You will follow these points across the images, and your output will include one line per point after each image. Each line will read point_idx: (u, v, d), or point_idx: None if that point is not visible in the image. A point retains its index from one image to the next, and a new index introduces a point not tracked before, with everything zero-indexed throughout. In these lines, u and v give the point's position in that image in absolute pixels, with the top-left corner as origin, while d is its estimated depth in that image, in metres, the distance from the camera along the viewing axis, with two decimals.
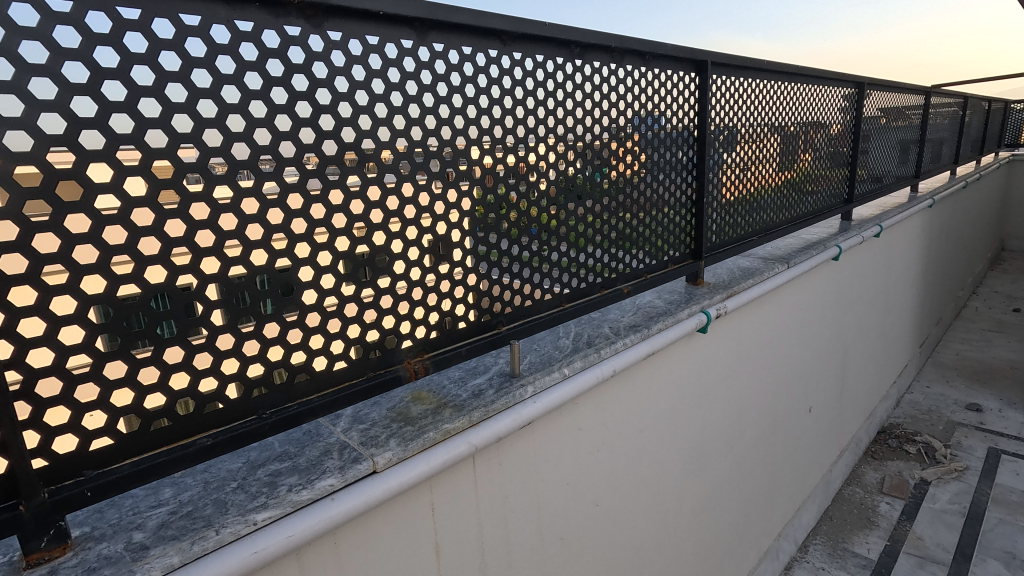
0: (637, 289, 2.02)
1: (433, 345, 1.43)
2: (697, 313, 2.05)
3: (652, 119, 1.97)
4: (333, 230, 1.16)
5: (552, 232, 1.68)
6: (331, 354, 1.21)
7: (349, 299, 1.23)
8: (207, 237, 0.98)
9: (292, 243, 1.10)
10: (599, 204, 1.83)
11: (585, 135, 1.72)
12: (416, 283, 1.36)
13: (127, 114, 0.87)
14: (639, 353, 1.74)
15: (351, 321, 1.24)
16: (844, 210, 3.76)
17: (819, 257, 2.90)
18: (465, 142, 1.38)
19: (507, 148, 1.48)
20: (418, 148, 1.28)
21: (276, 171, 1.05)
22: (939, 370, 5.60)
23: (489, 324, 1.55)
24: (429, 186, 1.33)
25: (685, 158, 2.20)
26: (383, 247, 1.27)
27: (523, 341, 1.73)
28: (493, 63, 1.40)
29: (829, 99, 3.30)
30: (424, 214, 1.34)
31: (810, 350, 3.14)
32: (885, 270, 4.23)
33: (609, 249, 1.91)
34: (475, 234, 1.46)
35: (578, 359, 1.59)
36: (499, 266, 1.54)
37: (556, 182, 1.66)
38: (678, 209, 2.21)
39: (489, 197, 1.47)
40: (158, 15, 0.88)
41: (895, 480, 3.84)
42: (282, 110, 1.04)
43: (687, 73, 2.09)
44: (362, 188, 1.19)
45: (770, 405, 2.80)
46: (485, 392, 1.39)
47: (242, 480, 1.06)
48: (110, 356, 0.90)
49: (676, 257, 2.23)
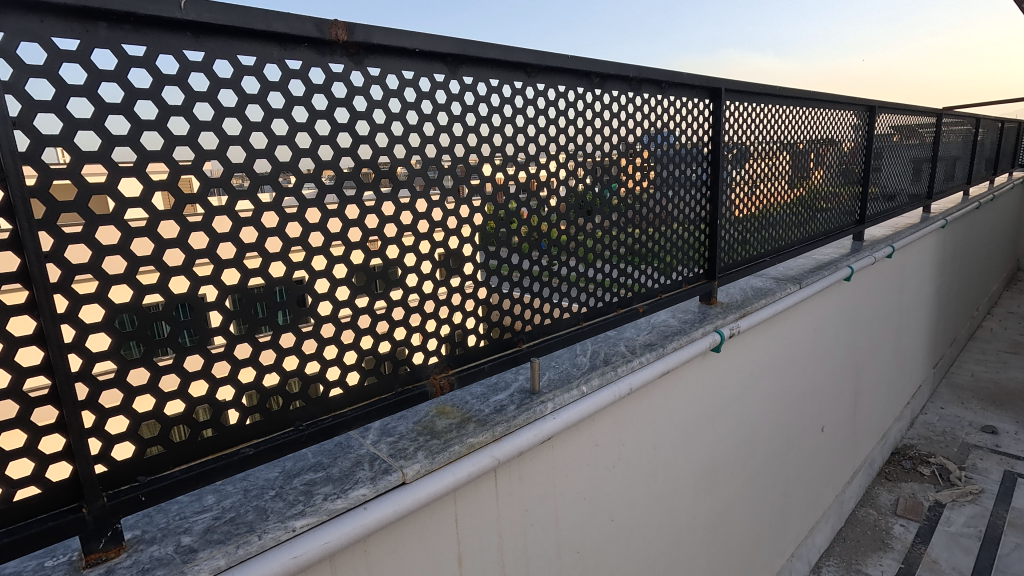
0: (652, 308, 2.07)
1: (457, 361, 1.48)
2: (711, 332, 2.10)
3: (662, 137, 2.01)
4: (367, 252, 1.23)
5: (562, 246, 1.72)
6: (364, 369, 1.28)
7: (381, 317, 1.30)
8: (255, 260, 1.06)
9: (329, 263, 1.17)
10: (611, 219, 1.88)
11: (603, 157, 1.79)
12: (443, 302, 1.43)
13: (189, 147, 0.94)
14: (654, 371, 1.78)
15: (382, 337, 1.31)
16: (857, 230, 3.78)
17: (831, 277, 2.94)
18: (491, 169, 1.45)
19: (530, 171, 1.56)
20: (447, 175, 1.35)
21: (317, 198, 1.12)
22: (953, 391, 5.55)
23: (510, 342, 1.61)
24: (456, 210, 1.40)
25: (698, 181, 2.26)
26: (413, 268, 1.34)
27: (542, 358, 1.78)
28: (517, 94, 1.47)
29: (840, 121, 3.35)
30: (451, 237, 1.41)
31: (823, 368, 3.15)
32: (898, 290, 4.23)
33: (618, 263, 1.94)
34: (501, 252, 1.53)
35: (596, 377, 1.64)
36: (520, 286, 1.61)
37: (572, 205, 1.72)
38: (687, 225, 2.25)
39: (518, 215, 1.56)
40: (219, 56, 0.96)
41: (910, 502, 3.81)
42: (325, 140, 1.12)
43: (701, 99, 2.16)
44: (395, 212, 1.27)
45: (783, 424, 2.81)
46: (507, 408, 1.44)
47: (279, 488, 1.12)
48: (165, 369, 0.97)
49: (689, 276, 2.28)
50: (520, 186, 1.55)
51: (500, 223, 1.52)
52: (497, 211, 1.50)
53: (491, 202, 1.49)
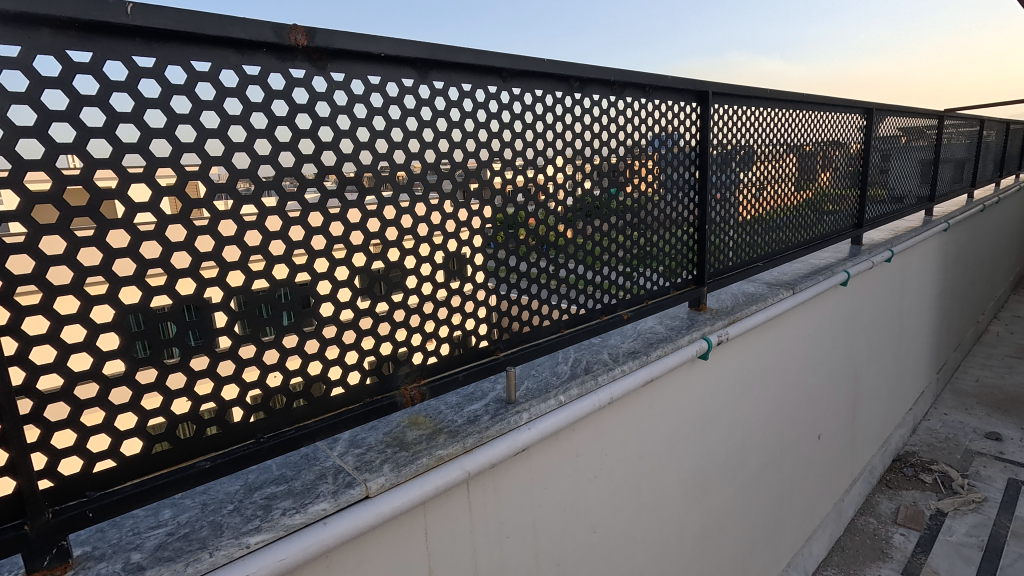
0: (637, 315, 2.02)
1: (431, 371, 1.45)
2: (698, 339, 2.06)
3: (665, 139, 2.03)
4: (332, 260, 1.20)
5: (561, 249, 1.72)
6: (328, 378, 1.24)
7: (349, 327, 1.26)
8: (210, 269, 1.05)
9: (291, 273, 1.14)
10: (595, 222, 1.82)
11: (600, 161, 1.79)
12: (415, 311, 1.39)
13: (140, 154, 0.92)
14: (637, 380, 1.75)
15: (348, 347, 1.27)
16: (854, 235, 3.70)
17: (824, 283, 2.90)
18: (466, 175, 1.42)
19: (516, 169, 1.53)
20: (418, 181, 1.32)
21: (278, 205, 1.10)
22: (957, 396, 5.46)
23: (487, 351, 1.58)
24: (428, 217, 1.36)
25: (687, 184, 2.20)
26: (382, 276, 1.31)
27: (521, 366, 1.75)
28: (492, 98, 1.44)
29: (841, 124, 3.27)
30: (423, 243, 1.37)
31: (819, 375, 3.10)
32: (898, 294, 4.16)
33: (619, 267, 1.94)
34: (486, 251, 1.52)
35: (575, 386, 1.61)
36: (496, 294, 1.57)
37: (554, 209, 1.68)
38: (680, 228, 2.20)
39: (499, 216, 1.53)
40: (171, 63, 0.94)
41: (911, 510, 3.74)
42: (286, 147, 1.10)
43: (688, 103, 2.11)
44: (362, 219, 1.23)
45: (777, 432, 2.76)
46: (480, 418, 1.41)
47: (238, 502, 1.10)
48: (115, 381, 0.95)
49: (679, 282, 2.24)
50: (505, 184, 1.52)
51: (485, 222, 1.50)
52: (481, 210, 1.48)
53: (473, 203, 1.46)
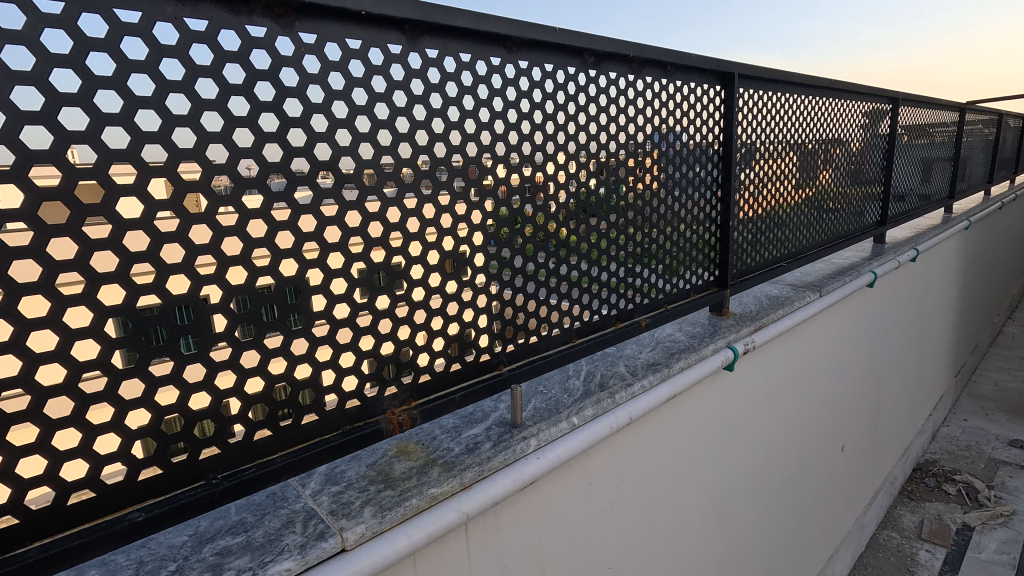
0: (656, 322, 1.81)
1: (423, 391, 1.24)
2: (723, 348, 1.86)
3: (675, 135, 1.78)
4: (302, 262, 0.98)
5: (571, 248, 1.51)
6: (296, 404, 1.03)
7: (323, 341, 1.04)
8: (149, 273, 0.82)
9: (251, 277, 0.91)
10: (610, 219, 1.62)
11: (618, 152, 1.59)
12: (403, 322, 1.17)
13: (44, 127, 0.69)
14: (658, 398, 1.54)
15: (322, 366, 1.05)
16: (877, 233, 3.50)
17: (850, 285, 2.70)
18: (464, 161, 1.20)
19: (522, 157, 1.32)
20: (407, 168, 1.10)
21: (234, 195, 0.87)
22: (976, 401, 5.26)
23: (489, 366, 1.37)
24: (420, 210, 1.14)
25: (709, 178, 1.99)
26: (363, 281, 1.08)
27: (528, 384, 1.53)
28: (495, 72, 1.23)
29: (859, 115, 3.08)
30: (413, 242, 1.15)
31: (843, 383, 2.89)
32: (920, 296, 3.96)
33: (625, 263, 1.70)
34: (487, 250, 1.30)
35: (590, 406, 1.40)
36: (499, 301, 1.36)
37: (565, 203, 1.47)
38: (701, 226, 2.00)
39: (501, 210, 1.31)
40: (86, 10, 0.71)
41: (936, 524, 3.54)
42: (243, 123, 0.87)
43: (711, 86, 1.90)
44: (339, 212, 1.01)
45: (801, 446, 2.56)
46: (481, 446, 1.21)
47: (183, 561, 0.89)
48: (16, 417, 0.73)
49: (699, 284, 2.03)
50: (510, 173, 1.30)
51: (486, 217, 1.28)
52: (481, 204, 1.26)
53: (472, 195, 1.25)
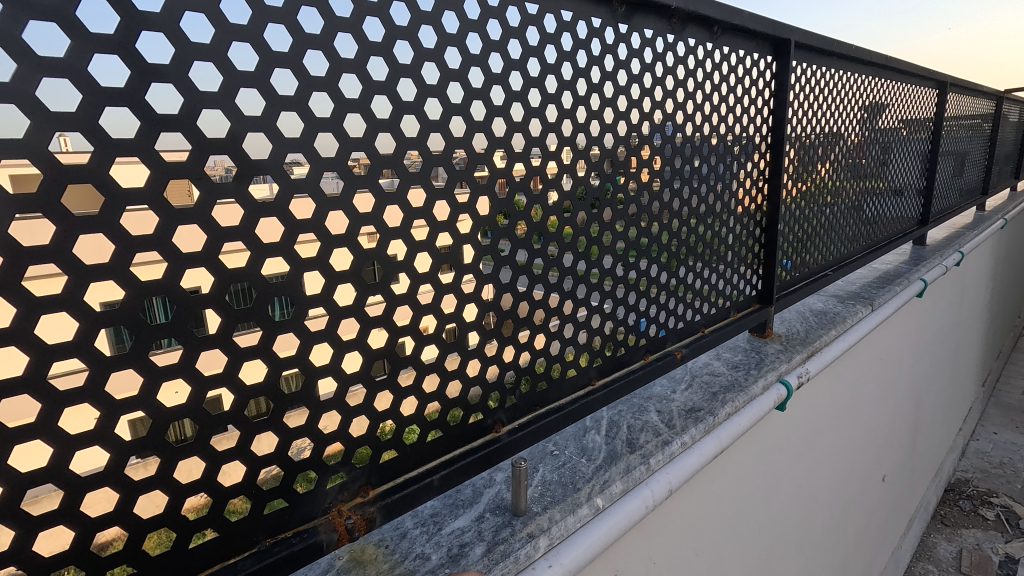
0: (692, 352, 1.46)
1: (386, 475, 0.87)
2: (774, 382, 1.49)
3: (717, 118, 1.41)
4: (186, 302, 0.62)
5: (565, 243, 1.07)
6: (180, 522, 0.66)
7: (226, 420, 0.68)
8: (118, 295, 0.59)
9: (90, 326, 0.56)
10: (627, 211, 1.21)
11: (653, 137, 1.23)
12: (356, 380, 0.80)
13: None
14: (703, 459, 1.17)
15: (226, 459, 0.69)
16: (917, 234, 3.17)
17: (902, 295, 2.34)
18: (445, 146, 0.84)
19: (530, 140, 0.96)
20: (360, 152, 0.74)
21: (48, 194, 0.52)
22: (1004, 412, 4.94)
23: (483, 428, 1.01)
24: (379, 214, 0.78)
25: (756, 171, 1.62)
26: (292, 323, 0.72)
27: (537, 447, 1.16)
28: (492, 17, 0.87)
29: (909, 99, 2.69)
30: (370, 261, 0.79)
31: (888, 406, 2.55)
32: (959, 302, 3.61)
33: (622, 260, 1.21)
34: (479, 270, 0.94)
35: (618, 479, 1.04)
36: (495, 338, 1.00)
37: (570, 192, 1.06)
38: (747, 231, 1.64)
39: (500, 210, 0.94)
40: None
41: (976, 556, 3.25)
42: (63, 71, 0.52)
43: (763, 56, 1.53)
44: (247, 220, 0.66)
45: (845, 483, 2.22)
46: (469, 553, 0.85)
47: None
48: None
49: (741, 301, 1.68)
50: (513, 162, 0.94)
51: (478, 224, 0.91)
52: (470, 205, 0.90)
53: (459, 192, 0.88)
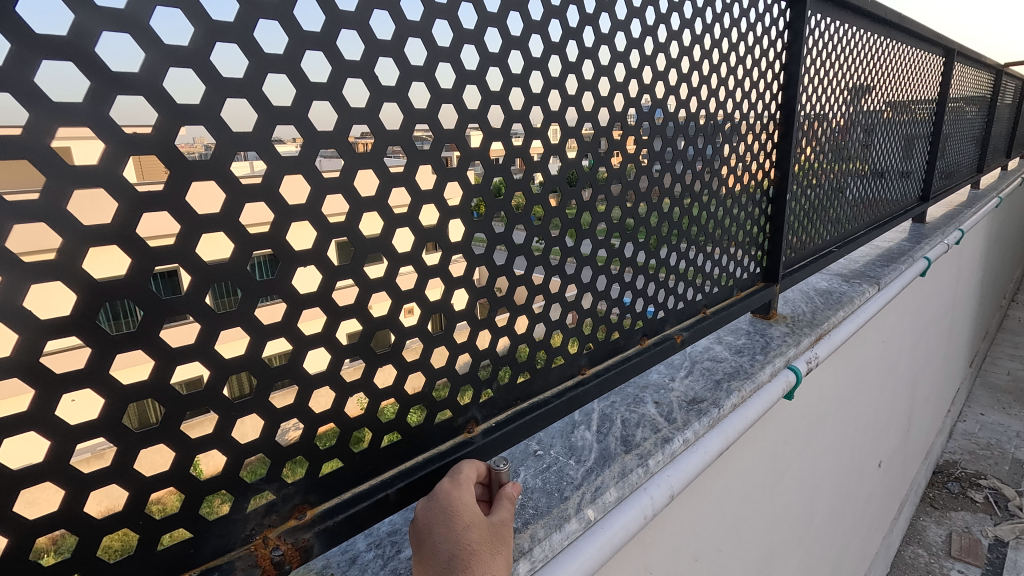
0: (693, 336, 1.31)
1: (327, 490, 0.70)
2: (781, 369, 1.35)
3: (729, 69, 1.24)
4: (12, 268, 0.44)
5: (551, 211, 0.89)
6: (33, 571, 0.49)
7: (94, 432, 0.50)
8: None
9: None
10: (627, 176, 1.04)
11: (658, 87, 1.05)
12: (285, 374, 0.63)
13: None
14: (707, 457, 1.03)
15: (96, 485, 0.51)
16: (917, 211, 3.05)
17: (906, 275, 2.21)
18: (400, 76, 0.66)
19: (510, 77, 0.78)
20: (280, 76, 0.56)
21: None
22: (990, 393, 4.93)
23: (452, 428, 0.85)
24: (310, 160, 0.60)
25: (766, 133, 1.45)
26: (188, 303, 0.54)
27: (517, 447, 1.00)
28: None
29: (914, 66, 2.54)
30: (300, 222, 0.61)
31: (886, 390, 2.44)
32: (955, 282, 3.51)
33: (614, 237, 1.04)
34: (445, 238, 0.76)
35: (612, 486, 0.89)
36: (467, 322, 0.83)
37: (557, 146, 0.88)
38: (754, 203, 1.48)
39: (472, 163, 0.77)
40: None
41: (966, 540, 3.23)
42: None
43: (777, 3, 1.36)
44: (110, 156, 0.47)
45: (844, 473, 2.12)
46: None
47: None
48: None
49: (744, 280, 1.53)
50: (486, 105, 0.76)
51: (444, 178, 0.74)
52: (435, 155, 0.72)
53: (420, 139, 0.70)
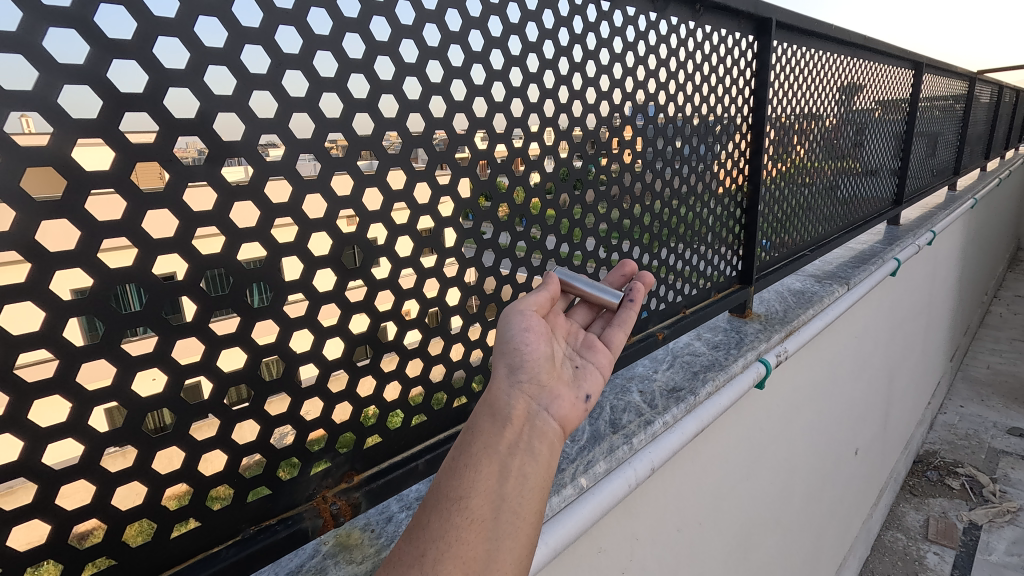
0: (674, 332, 1.48)
1: (369, 460, 0.87)
2: (753, 361, 1.52)
3: (700, 99, 1.42)
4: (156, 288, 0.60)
5: (547, 226, 1.07)
6: (161, 514, 0.66)
7: (205, 409, 0.67)
8: (81, 282, 0.57)
9: (63, 314, 0.54)
10: (611, 191, 1.21)
11: (635, 116, 1.23)
12: (338, 365, 0.79)
13: None
14: (684, 437, 1.19)
15: (206, 449, 0.68)
16: (892, 214, 3.24)
17: (876, 275, 2.38)
18: (425, 126, 0.82)
19: (512, 119, 0.95)
20: (337, 133, 0.72)
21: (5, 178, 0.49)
22: (970, 386, 5.13)
23: (467, 412, 1.02)
24: (358, 197, 0.76)
25: (737, 149, 1.62)
26: (270, 310, 0.70)
27: None
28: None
29: (888, 78, 2.71)
30: (350, 246, 0.77)
31: (862, 382, 2.62)
32: (931, 281, 3.70)
33: (609, 243, 1.24)
34: (460, 254, 0.93)
35: (601, 459, 1.05)
36: (478, 322, 0.99)
37: (551, 173, 1.06)
38: (727, 213, 1.66)
39: (481, 191, 0.93)
40: None
41: (942, 524, 3.41)
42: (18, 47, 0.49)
43: (744, 37, 1.54)
44: (219, 203, 0.63)
45: (821, 458, 2.30)
46: None
47: None
48: None
49: (721, 282, 1.71)
50: (494, 144, 0.93)
51: (460, 205, 0.90)
52: (452, 187, 0.88)
53: (441, 175, 0.87)
